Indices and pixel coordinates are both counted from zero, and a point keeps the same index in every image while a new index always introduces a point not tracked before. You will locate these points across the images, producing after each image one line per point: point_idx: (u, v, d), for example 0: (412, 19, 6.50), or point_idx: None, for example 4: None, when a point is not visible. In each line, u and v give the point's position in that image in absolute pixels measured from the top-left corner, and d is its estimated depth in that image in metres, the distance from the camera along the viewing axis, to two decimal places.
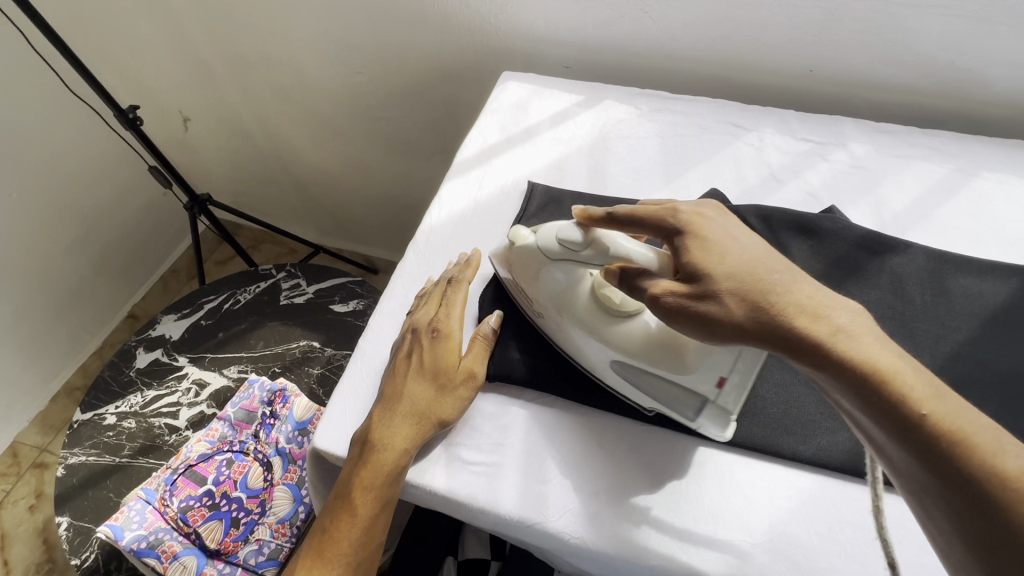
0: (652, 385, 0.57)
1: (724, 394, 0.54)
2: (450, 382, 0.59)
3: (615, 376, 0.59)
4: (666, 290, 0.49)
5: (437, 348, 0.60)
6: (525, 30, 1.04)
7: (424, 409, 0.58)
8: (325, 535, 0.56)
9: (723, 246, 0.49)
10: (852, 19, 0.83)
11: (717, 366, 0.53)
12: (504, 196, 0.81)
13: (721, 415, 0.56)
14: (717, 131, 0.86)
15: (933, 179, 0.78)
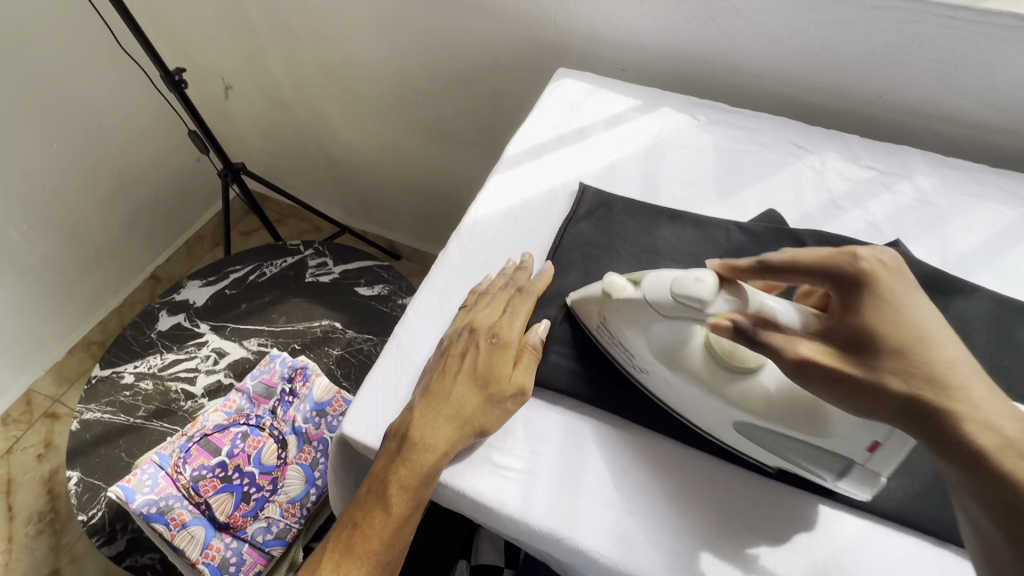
0: (794, 450, 0.51)
1: (880, 459, 0.48)
2: (500, 393, 0.58)
3: (744, 439, 0.54)
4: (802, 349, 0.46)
5: (493, 355, 0.59)
6: (585, 27, 1.02)
7: (469, 415, 0.56)
8: (355, 530, 0.55)
9: (902, 316, 0.45)
10: (933, 46, 0.79)
11: (870, 431, 0.47)
12: (552, 194, 0.78)
13: (859, 477, 0.50)
14: (778, 150, 0.84)
15: (1003, 222, 0.74)
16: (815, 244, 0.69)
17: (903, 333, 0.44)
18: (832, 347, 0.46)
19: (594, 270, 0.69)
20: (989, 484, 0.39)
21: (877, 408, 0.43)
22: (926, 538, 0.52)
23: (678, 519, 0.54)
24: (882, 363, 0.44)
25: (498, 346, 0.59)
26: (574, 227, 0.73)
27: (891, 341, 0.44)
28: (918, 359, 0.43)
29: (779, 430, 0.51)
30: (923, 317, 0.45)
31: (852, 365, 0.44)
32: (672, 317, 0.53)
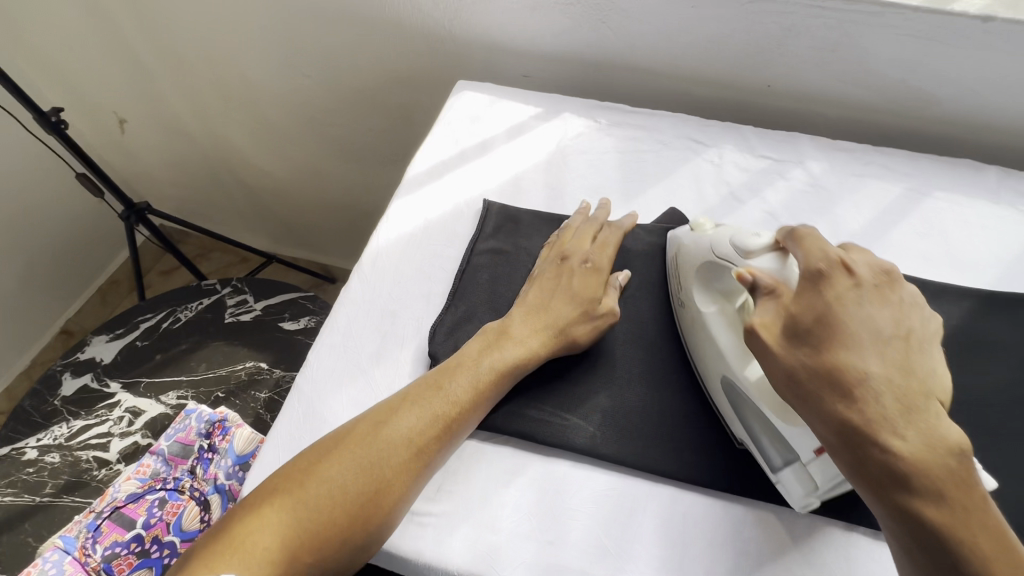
0: (759, 424, 0.53)
1: (821, 465, 0.48)
2: (592, 306, 0.62)
3: (724, 397, 0.56)
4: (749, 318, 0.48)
5: (585, 274, 0.64)
6: (481, 37, 1.00)
7: (560, 327, 0.60)
8: (282, 490, 0.50)
9: (842, 325, 0.44)
10: (809, 35, 0.82)
11: None
12: (457, 214, 0.76)
13: (800, 477, 0.50)
14: (677, 147, 0.84)
15: (888, 198, 0.78)
16: None
17: (839, 352, 0.43)
18: (768, 322, 0.47)
19: (501, 289, 0.68)
20: (908, 522, 0.39)
21: (786, 391, 0.46)
22: (836, 522, 0.53)
23: (598, 541, 0.52)
24: (801, 351, 0.45)
25: (584, 275, 0.64)
26: (480, 247, 0.71)
27: (827, 359, 0.43)
28: (833, 359, 0.43)
29: (752, 401, 0.52)
30: (863, 326, 0.44)
31: (784, 345, 0.46)
32: (721, 262, 0.57)
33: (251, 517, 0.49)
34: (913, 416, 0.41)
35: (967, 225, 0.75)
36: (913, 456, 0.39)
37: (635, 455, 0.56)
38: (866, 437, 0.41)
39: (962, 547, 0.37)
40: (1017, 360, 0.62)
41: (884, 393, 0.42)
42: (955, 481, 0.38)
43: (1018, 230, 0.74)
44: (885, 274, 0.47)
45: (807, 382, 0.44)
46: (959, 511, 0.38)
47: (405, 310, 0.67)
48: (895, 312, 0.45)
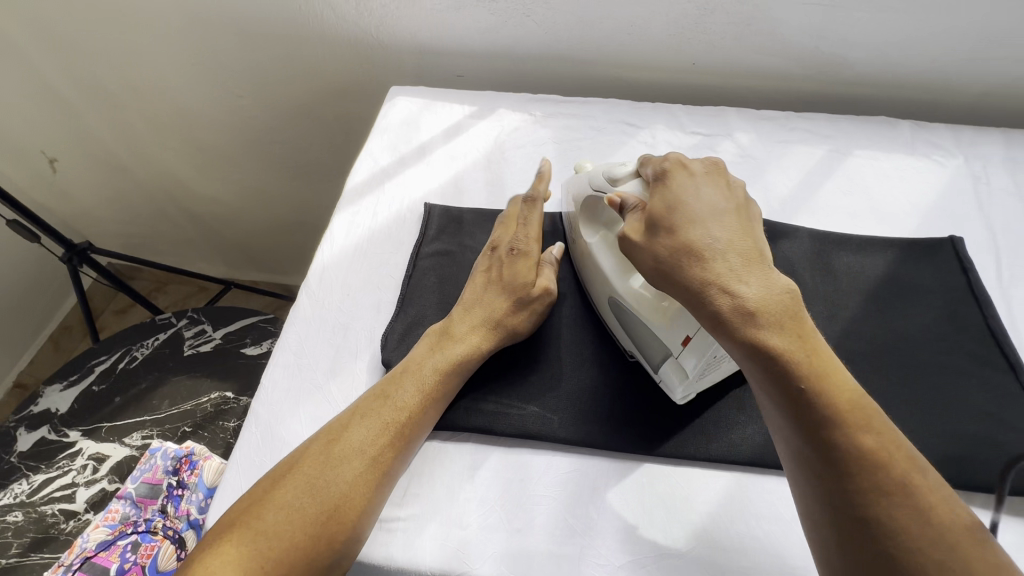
0: (639, 328, 0.58)
1: (688, 354, 0.52)
2: (526, 293, 0.63)
3: (614, 314, 0.61)
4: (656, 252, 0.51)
5: (515, 263, 0.65)
6: (410, 40, 1.00)
7: (496, 319, 0.62)
8: (240, 518, 0.50)
9: (682, 206, 0.52)
10: (723, 12, 0.85)
11: (684, 324, 0.51)
12: (400, 221, 0.77)
13: (675, 369, 0.55)
14: (612, 132, 0.86)
15: (813, 161, 0.81)
16: None
17: (685, 229, 0.50)
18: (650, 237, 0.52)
19: (449, 289, 0.68)
20: (768, 367, 0.43)
21: (655, 276, 0.51)
22: (785, 473, 0.56)
23: (564, 522, 0.54)
24: (660, 237, 0.51)
25: (520, 263, 0.65)
26: (425, 251, 0.71)
27: (676, 234, 0.50)
28: (683, 235, 0.50)
29: (630, 309, 0.57)
30: (699, 205, 0.52)
31: (645, 238, 0.52)
32: (599, 195, 0.62)
33: (211, 555, 0.47)
34: (750, 271, 0.47)
35: (887, 178, 0.79)
36: (755, 300, 0.45)
37: (592, 434, 0.58)
38: (718, 288, 0.46)
39: (804, 372, 0.43)
40: (938, 301, 0.65)
41: (726, 256, 0.48)
42: (786, 317, 0.45)
43: (933, 178, 0.79)
44: (712, 164, 0.54)
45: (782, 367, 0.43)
46: (795, 340, 0.44)
47: (355, 321, 0.67)
48: (725, 192, 0.54)
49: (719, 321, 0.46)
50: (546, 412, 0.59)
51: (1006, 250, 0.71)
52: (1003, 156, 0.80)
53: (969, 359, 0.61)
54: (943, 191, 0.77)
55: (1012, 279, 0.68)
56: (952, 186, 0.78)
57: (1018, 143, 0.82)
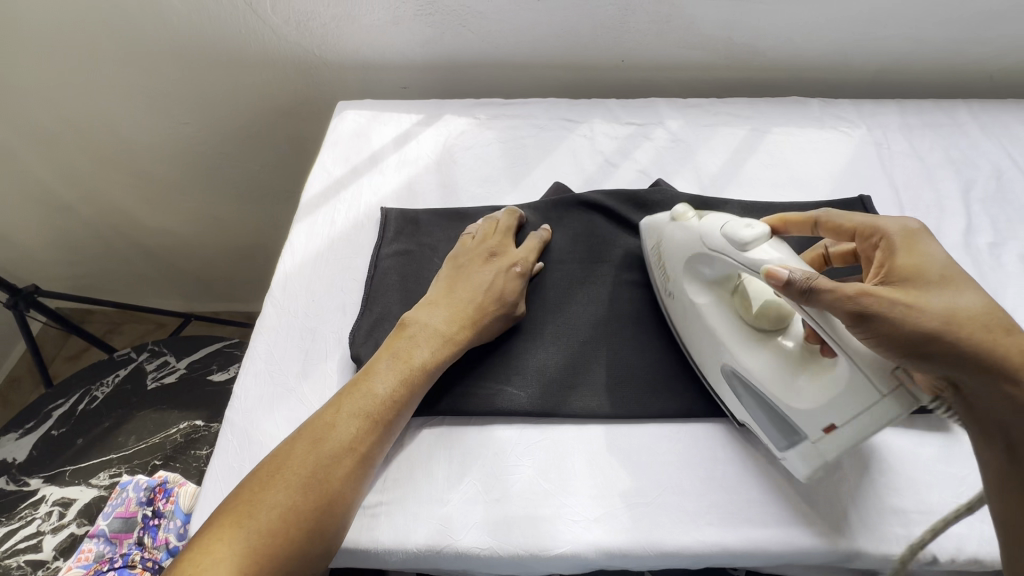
0: (760, 407, 0.56)
1: (830, 442, 0.51)
2: (508, 308, 0.66)
3: (724, 384, 0.59)
4: (930, 309, 0.46)
5: (508, 277, 0.68)
6: (354, 57, 1.04)
7: (476, 324, 0.64)
8: (229, 516, 0.51)
9: (946, 271, 0.49)
10: (642, 11, 0.92)
11: (829, 412, 0.50)
12: (359, 227, 0.79)
13: (813, 454, 0.53)
14: (553, 128, 0.92)
15: (737, 140, 0.89)
16: (595, 201, 0.77)
17: (971, 299, 0.47)
18: (913, 298, 0.47)
19: (411, 285, 0.71)
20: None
21: (945, 345, 0.45)
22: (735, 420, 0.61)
23: (541, 486, 0.57)
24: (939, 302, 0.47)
25: (512, 278, 0.68)
26: (385, 252, 0.74)
27: (965, 304, 0.47)
28: (964, 307, 0.47)
29: (757, 384, 0.55)
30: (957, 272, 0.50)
31: (909, 302, 0.46)
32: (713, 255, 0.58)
33: (200, 553, 0.48)
34: None
35: (803, 150, 0.87)
36: None
37: (559, 404, 0.62)
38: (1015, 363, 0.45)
39: None
40: None
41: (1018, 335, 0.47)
42: None
43: (842, 148, 0.87)
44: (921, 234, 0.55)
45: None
46: None
47: (323, 325, 0.69)
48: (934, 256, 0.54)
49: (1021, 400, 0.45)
50: (516, 388, 0.63)
51: (908, 205, 0.80)
52: (900, 124, 0.90)
53: None
54: (851, 158, 0.86)
55: None
56: (859, 153, 0.86)
57: (911, 112, 0.92)
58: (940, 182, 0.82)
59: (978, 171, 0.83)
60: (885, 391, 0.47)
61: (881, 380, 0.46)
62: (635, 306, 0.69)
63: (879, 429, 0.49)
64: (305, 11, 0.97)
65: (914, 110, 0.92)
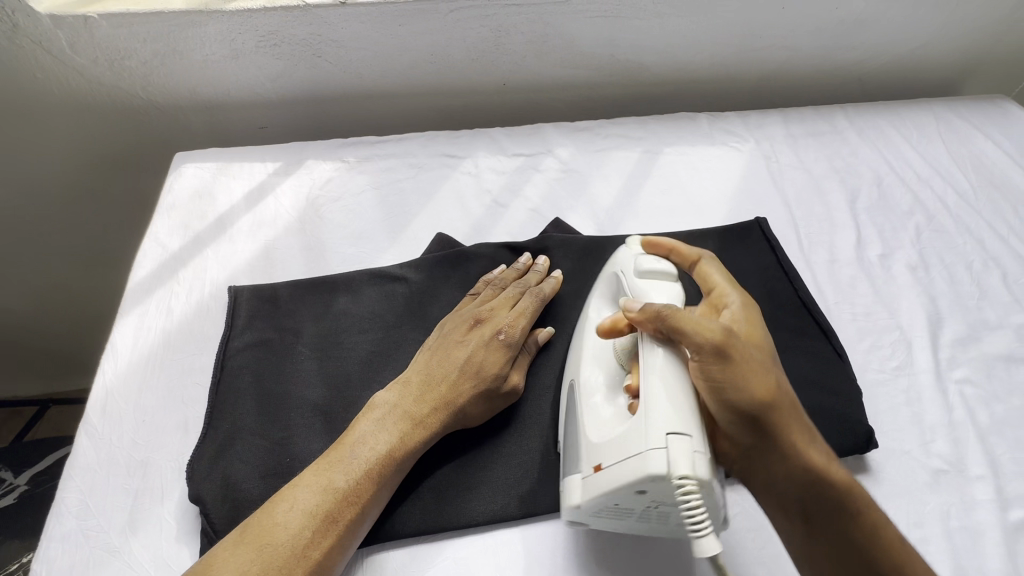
0: (570, 431, 0.53)
1: (592, 483, 0.46)
2: (497, 386, 0.56)
3: (564, 404, 0.55)
4: (735, 379, 0.45)
5: (493, 349, 0.58)
6: (193, 95, 0.88)
7: (458, 406, 0.54)
8: None
9: (762, 351, 0.48)
10: (517, 32, 0.84)
11: (608, 451, 0.46)
12: (203, 314, 0.65)
13: (575, 488, 0.48)
14: (433, 167, 0.82)
15: (630, 164, 0.84)
16: (483, 254, 0.69)
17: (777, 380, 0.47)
18: (733, 359, 0.45)
19: (268, 386, 0.59)
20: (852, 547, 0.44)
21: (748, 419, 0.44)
22: None
23: None
24: (747, 369, 0.45)
25: (492, 351, 0.58)
26: (235, 346, 0.61)
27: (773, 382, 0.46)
28: (772, 384, 0.46)
29: (578, 409, 0.52)
30: (768, 351, 0.49)
31: (720, 353, 0.45)
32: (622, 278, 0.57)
33: None
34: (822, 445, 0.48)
35: (696, 171, 0.84)
36: (836, 474, 0.46)
37: (458, 514, 0.52)
38: (801, 442, 0.45)
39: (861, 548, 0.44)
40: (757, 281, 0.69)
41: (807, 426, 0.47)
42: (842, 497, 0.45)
43: (735, 165, 0.85)
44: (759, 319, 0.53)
45: (833, 493, 0.45)
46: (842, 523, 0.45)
47: (158, 453, 0.55)
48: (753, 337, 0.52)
49: (815, 490, 0.45)
50: (407, 506, 0.52)
51: (801, 221, 0.78)
52: (785, 135, 0.89)
53: (791, 333, 0.64)
54: (743, 175, 0.83)
55: (811, 247, 0.75)
56: (750, 168, 0.84)
57: (794, 121, 0.91)
58: (827, 193, 0.82)
59: (861, 179, 0.84)
60: (662, 446, 0.43)
61: (667, 431, 0.43)
62: (535, 375, 0.60)
63: (633, 484, 0.43)
64: (115, 50, 0.81)
65: (797, 119, 0.92)
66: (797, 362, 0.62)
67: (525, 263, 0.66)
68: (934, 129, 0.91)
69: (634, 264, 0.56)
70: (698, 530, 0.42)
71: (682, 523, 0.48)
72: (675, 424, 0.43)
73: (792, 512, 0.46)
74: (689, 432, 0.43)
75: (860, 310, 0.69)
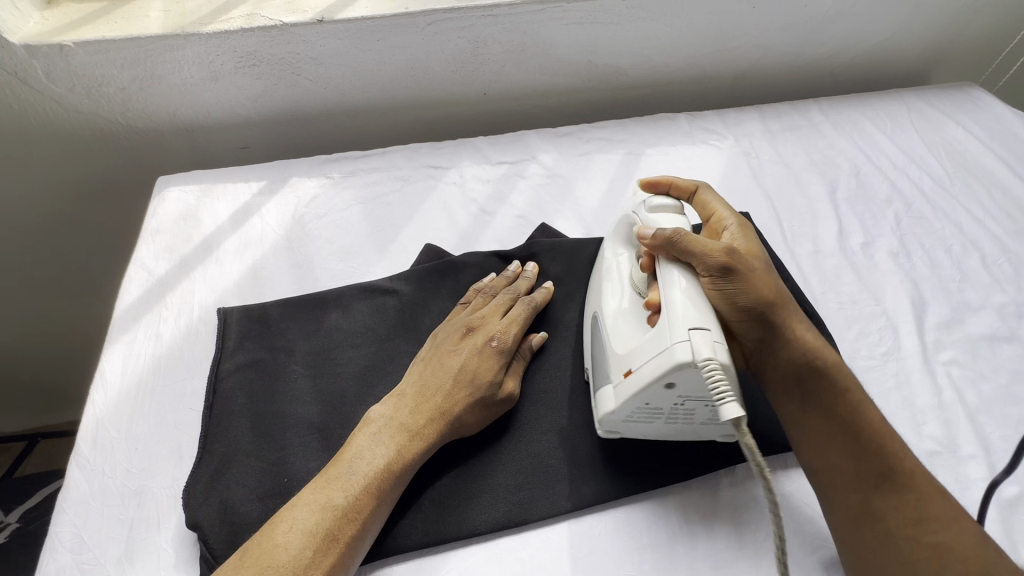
0: (598, 351, 0.56)
1: (623, 387, 0.50)
2: (491, 394, 0.56)
3: (591, 336, 0.58)
4: (740, 277, 0.49)
5: (484, 357, 0.58)
6: (173, 119, 0.88)
7: (453, 415, 0.54)
8: None
9: (762, 259, 0.53)
10: (495, 42, 0.85)
11: (632, 356, 0.49)
12: (193, 337, 0.65)
13: (608, 398, 0.52)
14: (418, 179, 0.82)
15: (614, 167, 0.85)
16: (473, 263, 0.69)
17: (777, 282, 0.51)
18: (739, 261, 0.50)
19: (262, 407, 0.58)
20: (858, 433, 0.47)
21: (754, 311, 0.49)
22: (656, 494, 0.55)
23: None
24: (750, 271, 0.50)
25: (481, 359, 0.58)
26: (227, 368, 0.61)
27: (772, 282, 0.51)
28: (772, 284, 0.50)
29: (604, 331, 0.55)
30: (767, 262, 0.54)
31: (727, 258, 0.49)
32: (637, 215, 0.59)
33: None
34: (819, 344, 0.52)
35: (678, 170, 0.85)
36: (835, 362, 0.50)
37: (460, 525, 0.52)
38: (799, 332, 0.50)
39: (868, 427, 0.47)
40: None
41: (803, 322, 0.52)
42: (843, 382, 0.49)
43: (716, 162, 0.86)
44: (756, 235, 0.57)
45: (833, 380, 0.49)
46: (848, 404, 0.48)
47: (152, 481, 0.55)
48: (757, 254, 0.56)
49: (819, 376, 0.49)
50: (409, 520, 0.52)
51: (784, 214, 0.79)
52: (763, 131, 0.91)
53: None
54: (724, 172, 0.85)
55: (795, 239, 0.76)
56: (731, 165, 0.85)
57: (771, 117, 0.93)
58: (807, 185, 0.83)
59: (839, 170, 0.85)
60: (684, 339, 0.45)
61: (687, 327, 0.45)
62: (530, 381, 0.61)
63: (660, 378, 0.46)
64: (93, 77, 0.81)
65: (774, 115, 0.93)
66: None
67: (515, 271, 0.66)
68: (907, 119, 0.93)
69: (643, 201, 0.59)
70: (721, 399, 0.43)
71: (712, 420, 0.51)
72: (694, 319, 0.46)
73: (796, 403, 0.50)
74: (710, 326, 0.46)
75: (846, 299, 0.70)
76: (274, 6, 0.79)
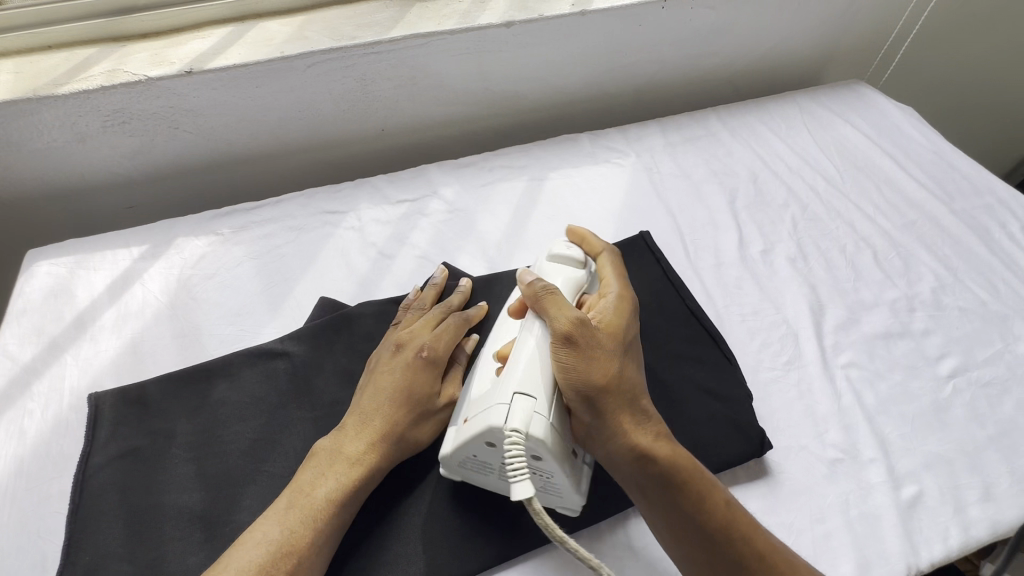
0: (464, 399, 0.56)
1: (460, 432, 0.51)
2: (429, 407, 0.56)
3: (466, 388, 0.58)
4: (579, 355, 0.49)
5: (421, 371, 0.56)
6: (43, 185, 0.82)
7: (395, 435, 0.53)
8: None
9: (621, 333, 0.53)
10: (382, 78, 0.83)
11: (474, 407, 0.51)
12: (62, 429, 0.59)
13: (449, 439, 0.52)
14: (313, 227, 0.79)
15: (517, 194, 0.84)
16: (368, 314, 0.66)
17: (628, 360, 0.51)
18: (584, 338, 0.50)
19: (137, 503, 0.53)
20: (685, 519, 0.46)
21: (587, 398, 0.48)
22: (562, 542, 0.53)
23: None
24: (596, 351, 0.50)
25: (425, 406, 0.55)
26: (97, 463, 0.56)
27: (620, 360, 0.50)
28: (619, 362, 0.50)
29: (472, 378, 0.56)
30: (632, 334, 0.54)
31: (574, 333, 0.50)
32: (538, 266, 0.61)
33: None
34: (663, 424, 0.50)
35: (582, 192, 0.84)
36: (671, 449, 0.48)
37: None
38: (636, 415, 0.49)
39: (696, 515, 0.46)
40: (645, 296, 0.69)
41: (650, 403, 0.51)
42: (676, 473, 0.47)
43: (618, 181, 0.86)
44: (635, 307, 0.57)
45: (665, 470, 0.47)
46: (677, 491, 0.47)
47: None
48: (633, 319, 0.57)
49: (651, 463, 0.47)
50: None
51: (686, 229, 0.80)
52: (664, 144, 0.91)
53: (683, 344, 0.65)
54: (627, 190, 0.84)
55: (697, 253, 0.77)
56: (633, 182, 0.86)
57: (671, 129, 0.94)
58: (707, 197, 0.84)
59: (738, 179, 0.87)
60: (506, 403, 0.48)
61: (513, 391, 0.48)
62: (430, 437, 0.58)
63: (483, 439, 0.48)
64: None
65: (674, 127, 0.94)
66: (689, 374, 0.62)
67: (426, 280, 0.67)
68: (801, 121, 0.96)
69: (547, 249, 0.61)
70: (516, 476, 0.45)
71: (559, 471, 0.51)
72: (519, 384, 0.48)
73: (635, 487, 0.48)
74: (536, 395, 0.48)
75: (748, 310, 0.70)
76: (138, 60, 0.75)
